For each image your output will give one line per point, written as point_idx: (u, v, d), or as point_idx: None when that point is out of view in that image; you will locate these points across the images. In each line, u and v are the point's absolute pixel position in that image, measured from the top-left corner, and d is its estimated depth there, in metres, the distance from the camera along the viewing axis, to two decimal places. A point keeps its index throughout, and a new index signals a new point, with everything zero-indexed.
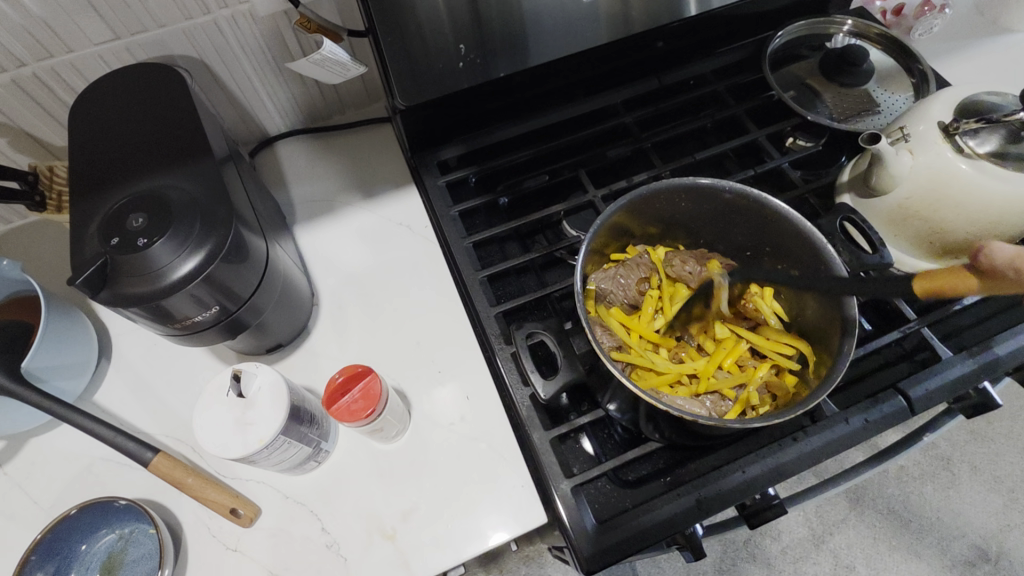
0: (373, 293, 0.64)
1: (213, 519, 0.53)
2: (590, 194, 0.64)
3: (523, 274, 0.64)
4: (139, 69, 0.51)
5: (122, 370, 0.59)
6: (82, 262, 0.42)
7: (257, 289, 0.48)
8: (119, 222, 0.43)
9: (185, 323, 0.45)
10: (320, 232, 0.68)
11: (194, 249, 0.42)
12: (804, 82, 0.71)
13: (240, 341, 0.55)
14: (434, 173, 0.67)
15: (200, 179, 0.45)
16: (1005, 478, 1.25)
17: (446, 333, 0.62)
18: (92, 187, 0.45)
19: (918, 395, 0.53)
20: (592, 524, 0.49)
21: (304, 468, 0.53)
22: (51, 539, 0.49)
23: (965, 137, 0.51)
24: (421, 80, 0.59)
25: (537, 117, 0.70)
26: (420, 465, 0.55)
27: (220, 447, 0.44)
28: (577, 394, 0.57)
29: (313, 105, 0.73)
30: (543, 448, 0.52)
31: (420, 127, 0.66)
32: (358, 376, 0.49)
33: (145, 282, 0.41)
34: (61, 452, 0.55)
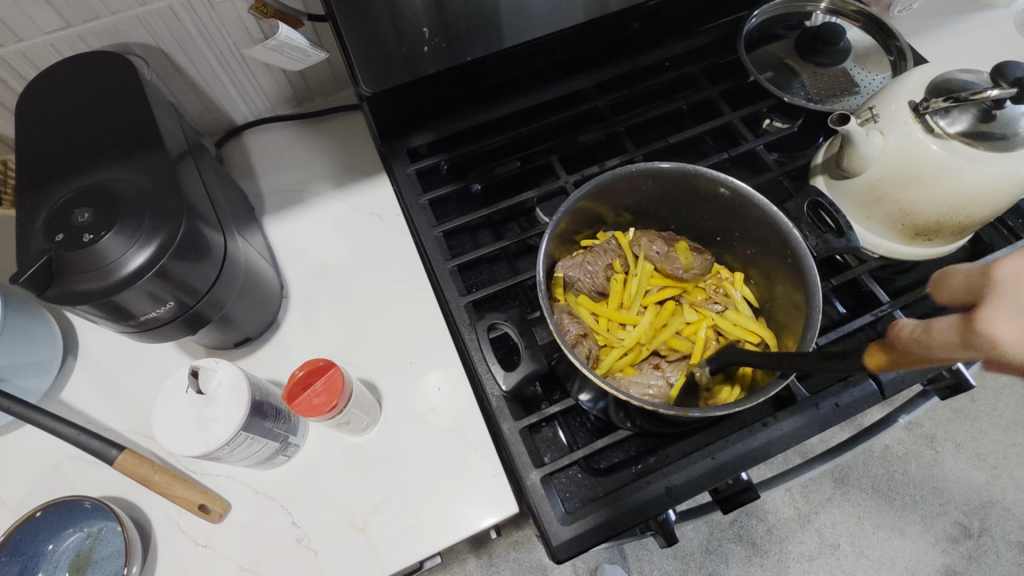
0: (342, 284, 0.63)
1: (182, 515, 0.52)
2: (562, 180, 0.63)
3: (496, 263, 0.63)
4: (88, 58, 0.49)
5: (89, 367, 0.58)
6: (29, 259, 0.41)
7: (217, 283, 0.48)
8: (67, 217, 0.41)
9: (141, 320, 0.44)
10: (289, 223, 0.67)
11: (144, 243, 0.41)
12: (781, 62, 0.69)
13: (206, 335, 0.54)
14: (404, 160, 0.65)
15: (151, 171, 0.44)
16: (988, 455, 1.27)
17: (417, 324, 0.61)
18: (39, 182, 0.44)
19: (888, 378, 0.53)
20: (561, 513, 0.49)
21: (273, 462, 0.53)
22: (16, 539, 0.49)
23: (935, 116, 0.50)
24: (387, 66, 0.57)
25: (510, 102, 0.68)
26: (391, 457, 0.55)
27: (180, 444, 0.43)
28: (549, 382, 0.57)
29: (281, 93, 0.71)
30: (513, 438, 0.52)
31: (388, 114, 0.64)
32: (321, 369, 0.48)
33: (94, 279, 0.40)
34: (26, 451, 0.54)
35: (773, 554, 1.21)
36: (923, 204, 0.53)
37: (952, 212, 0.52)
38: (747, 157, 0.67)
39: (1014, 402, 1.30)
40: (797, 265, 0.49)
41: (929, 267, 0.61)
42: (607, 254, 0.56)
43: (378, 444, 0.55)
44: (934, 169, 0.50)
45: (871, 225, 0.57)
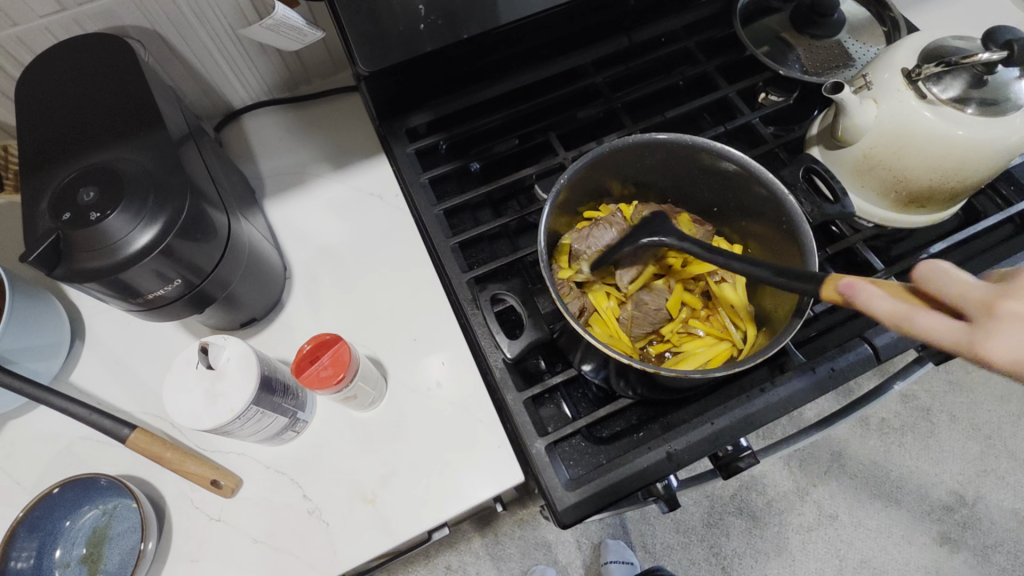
0: (344, 265, 0.64)
1: (195, 491, 0.54)
2: (560, 156, 0.64)
3: (496, 240, 0.64)
4: (84, 39, 0.49)
5: (97, 349, 0.59)
6: (35, 238, 0.41)
7: (221, 262, 0.48)
8: (72, 197, 0.42)
9: (149, 298, 0.45)
10: (291, 205, 0.67)
11: (149, 221, 0.42)
12: (777, 36, 0.69)
13: (212, 316, 0.55)
14: (403, 140, 0.66)
15: (152, 150, 0.45)
16: (982, 426, 1.29)
17: (420, 301, 0.62)
18: (42, 163, 0.45)
19: (883, 342, 0.54)
20: (566, 479, 0.51)
21: (283, 438, 0.54)
22: (33, 517, 0.50)
23: (928, 83, 0.50)
24: (383, 44, 0.57)
25: (507, 80, 0.68)
26: (399, 431, 0.56)
27: (191, 418, 0.44)
28: (551, 354, 0.58)
29: (276, 74, 0.71)
30: (517, 409, 0.53)
31: (386, 94, 0.64)
32: (327, 343, 0.49)
33: (101, 256, 0.41)
34: (39, 433, 0.55)
35: (773, 526, 1.23)
36: (917, 170, 0.53)
37: (946, 178, 0.53)
38: (744, 130, 0.67)
39: None
40: (793, 235, 0.50)
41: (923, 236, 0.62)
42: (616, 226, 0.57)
43: (386, 419, 0.57)
44: (928, 135, 0.51)
45: (866, 193, 0.58)
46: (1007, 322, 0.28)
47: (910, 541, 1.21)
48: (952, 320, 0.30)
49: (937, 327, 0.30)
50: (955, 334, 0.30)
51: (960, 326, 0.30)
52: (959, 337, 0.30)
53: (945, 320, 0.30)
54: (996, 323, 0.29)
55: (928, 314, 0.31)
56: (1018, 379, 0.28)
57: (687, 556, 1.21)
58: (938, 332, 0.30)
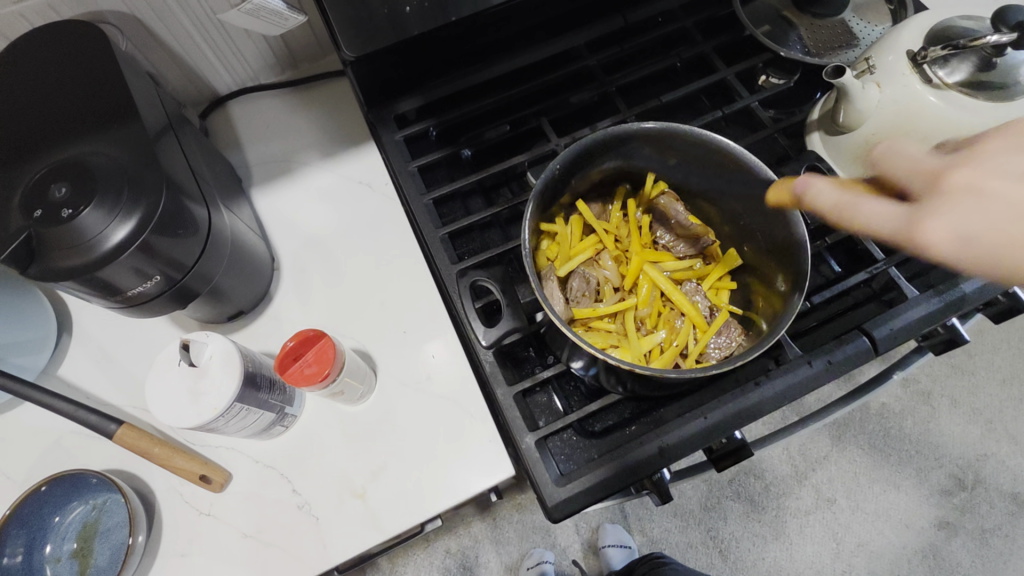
0: (334, 256, 0.63)
1: (185, 485, 0.53)
2: (552, 143, 0.62)
3: (488, 229, 0.63)
4: (55, 27, 0.48)
5: (84, 344, 0.59)
6: (7, 236, 0.40)
7: (202, 257, 0.47)
8: (43, 193, 0.41)
9: (128, 296, 0.44)
10: (278, 194, 0.66)
11: (123, 217, 0.41)
12: (778, 15, 0.67)
13: (198, 310, 0.54)
14: (392, 127, 0.64)
15: (126, 143, 0.43)
16: (983, 410, 1.28)
17: (410, 292, 0.61)
18: (13, 157, 0.43)
19: (882, 334, 0.53)
20: (557, 475, 0.50)
21: (272, 433, 0.54)
22: (23, 512, 0.50)
23: (933, 67, 0.48)
24: (366, 28, 0.55)
25: (498, 63, 0.66)
26: (389, 425, 0.56)
27: (173, 416, 0.44)
28: (542, 346, 0.57)
29: (261, 58, 0.69)
30: (507, 403, 0.52)
31: (372, 79, 0.62)
32: (311, 340, 0.48)
33: (74, 253, 0.40)
34: (27, 427, 0.55)
35: (771, 510, 1.23)
36: None
37: None
38: (743, 114, 0.65)
39: (1011, 357, 1.31)
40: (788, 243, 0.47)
41: None
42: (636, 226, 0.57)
43: (375, 412, 0.56)
44: (933, 120, 0.49)
45: None
46: (953, 203, 0.37)
47: (908, 524, 1.21)
48: (886, 208, 0.38)
49: (878, 219, 0.38)
50: (893, 224, 0.38)
51: (900, 215, 0.38)
52: (891, 224, 0.38)
53: (885, 208, 0.38)
54: (935, 209, 0.37)
55: (870, 202, 0.38)
56: (954, 257, 0.37)
57: (685, 539, 1.22)
58: (878, 222, 0.38)
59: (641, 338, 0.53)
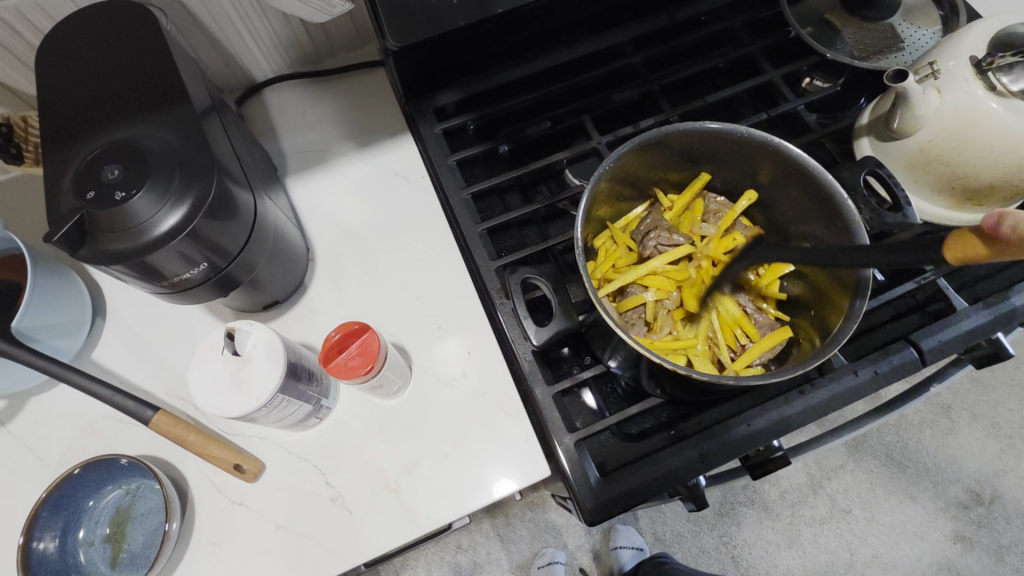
0: (370, 248, 0.62)
1: (217, 474, 0.53)
2: (594, 141, 0.61)
3: (525, 227, 0.62)
4: (107, 8, 0.47)
5: (118, 328, 0.58)
6: (57, 218, 0.40)
7: (247, 245, 0.47)
8: (95, 175, 0.41)
9: (174, 281, 0.43)
10: (314, 185, 0.65)
11: (175, 203, 0.40)
12: (823, 18, 0.66)
13: (235, 298, 0.54)
14: (431, 120, 0.63)
15: (177, 128, 0.43)
16: (1003, 425, 1.27)
17: (446, 287, 0.60)
18: (64, 138, 0.43)
19: (930, 346, 0.52)
20: (595, 477, 0.49)
21: (306, 424, 0.53)
22: (58, 495, 0.49)
23: (999, 74, 0.47)
24: (411, 18, 0.54)
25: (540, 58, 0.65)
26: (423, 420, 0.55)
27: (216, 405, 0.43)
28: (578, 345, 0.56)
29: (299, 45, 0.68)
30: (545, 403, 0.51)
31: (414, 70, 0.61)
32: (356, 333, 0.47)
33: (125, 236, 0.40)
34: (60, 410, 0.55)
35: (785, 518, 1.22)
36: (977, 167, 0.50)
37: (1009, 176, 0.50)
38: (787, 117, 0.64)
39: None
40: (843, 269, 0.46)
41: None
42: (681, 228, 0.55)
43: (410, 407, 0.55)
44: (994, 129, 0.48)
45: (918, 189, 0.55)
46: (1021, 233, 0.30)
47: (924, 537, 1.20)
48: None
49: None
50: None
51: None
52: None
53: None
54: None
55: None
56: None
57: (697, 544, 1.21)
58: None
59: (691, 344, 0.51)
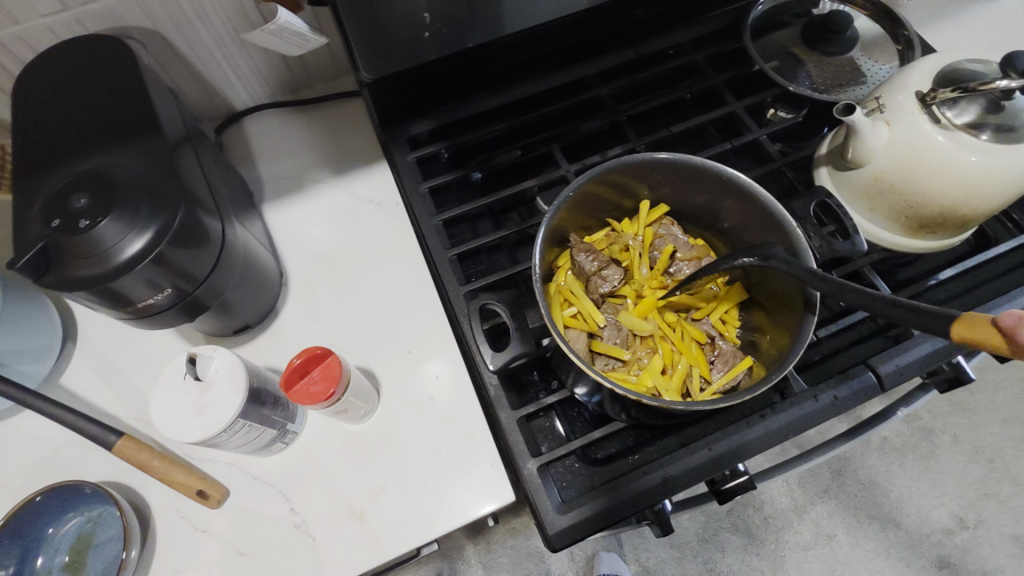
0: (342, 272, 0.63)
1: (181, 500, 0.53)
2: (563, 169, 0.63)
3: (496, 252, 0.63)
4: (85, 42, 0.49)
5: (88, 352, 0.59)
6: (25, 244, 0.41)
7: (213, 271, 0.47)
8: (62, 203, 0.41)
9: (139, 307, 0.44)
10: (289, 210, 0.66)
11: (140, 230, 0.41)
12: (788, 51, 0.68)
13: (205, 322, 0.54)
14: (405, 148, 0.65)
15: (147, 157, 0.44)
16: (984, 448, 1.27)
17: (416, 311, 0.61)
18: (35, 167, 0.44)
19: (888, 370, 0.53)
20: (558, 502, 0.49)
21: (271, 450, 0.53)
22: (17, 522, 0.49)
23: (942, 107, 0.49)
24: (384, 51, 0.56)
25: (511, 89, 0.67)
26: (391, 444, 0.55)
27: (178, 430, 0.43)
28: (546, 370, 0.57)
29: (279, 76, 0.70)
30: (510, 427, 0.51)
31: (388, 100, 0.63)
32: (317, 357, 0.48)
33: (89, 263, 0.40)
34: (25, 435, 0.55)
35: (769, 544, 1.22)
36: (927, 197, 0.52)
37: (958, 207, 0.52)
38: (750, 147, 0.66)
39: (1013, 396, 1.30)
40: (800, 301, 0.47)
41: (930, 261, 0.61)
42: (631, 247, 0.56)
43: (377, 431, 0.56)
44: (940, 162, 0.49)
45: (875, 216, 0.57)
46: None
47: (908, 563, 1.19)
48: None
49: None
50: None
51: None
52: None
53: None
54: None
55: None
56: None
57: (680, 571, 1.20)
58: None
59: (654, 364, 0.52)
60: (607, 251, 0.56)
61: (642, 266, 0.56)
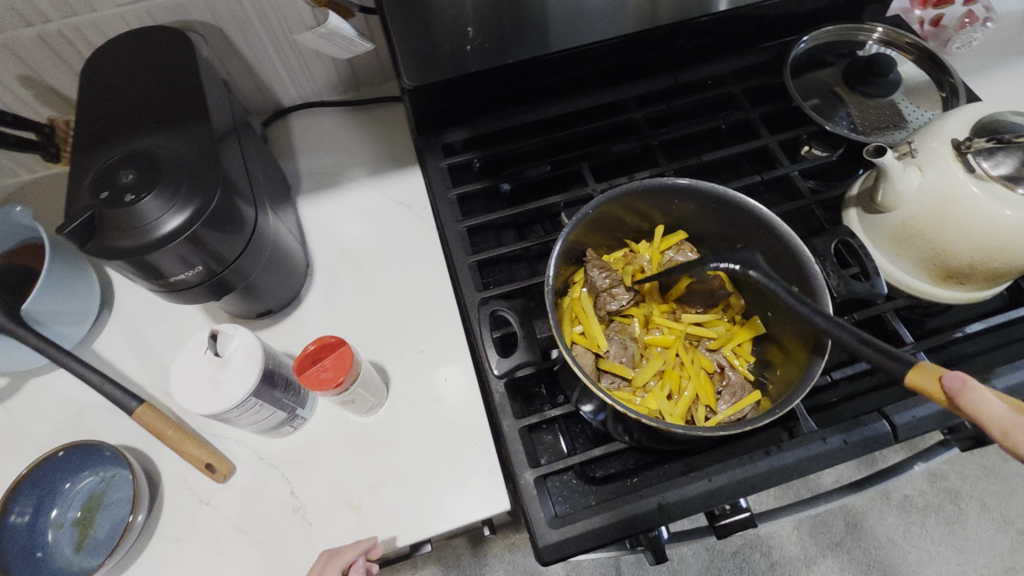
0: (366, 268, 0.65)
1: (189, 472, 0.55)
2: (590, 188, 0.64)
3: (516, 263, 0.64)
4: (149, 33, 0.52)
5: (121, 322, 0.62)
6: (75, 212, 0.44)
7: (243, 254, 0.50)
8: (112, 177, 0.44)
9: (170, 282, 0.46)
10: (323, 205, 0.69)
11: (179, 208, 0.44)
12: (830, 90, 0.68)
13: (231, 303, 0.57)
14: (438, 155, 0.67)
15: (194, 142, 0.47)
16: (1015, 519, 1.20)
17: (432, 313, 0.62)
18: (91, 143, 0.47)
19: (903, 420, 0.52)
20: (551, 515, 0.49)
21: (279, 432, 0.55)
22: (38, 474, 0.51)
23: (977, 158, 0.48)
24: (426, 60, 0.59)
25: (547, 107, 0.69)
26: (395, 441, 0.56)
27: (194, 401, 0.45)
28: (553, 384, 0.57)
29: (326, 77, 0.74)
30: (511, 435, 0.52)
31: (426, 108, 0.66)
32: (331, 346, 0.50)
33: (129, 235, 0.43)
34: (55, 393, 0.58)
35: None
36: (957, 246, 0.51)
37: (989, 260, 0.50)
38: (781, 182, 0.66)
39: None
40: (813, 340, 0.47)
41: (960, 313, 0.59)
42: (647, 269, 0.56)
43: (382, 426, 0.57)
44: (972, 212, 0.49)
45: (902, 262, 0.56)
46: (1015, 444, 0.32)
47: None
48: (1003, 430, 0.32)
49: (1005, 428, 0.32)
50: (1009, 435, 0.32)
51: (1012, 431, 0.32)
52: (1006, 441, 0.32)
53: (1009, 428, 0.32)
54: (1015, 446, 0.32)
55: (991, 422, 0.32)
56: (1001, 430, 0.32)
57: None
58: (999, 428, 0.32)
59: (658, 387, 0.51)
60: (621, 270, 0.56)
61: (655, 290, 0.55)
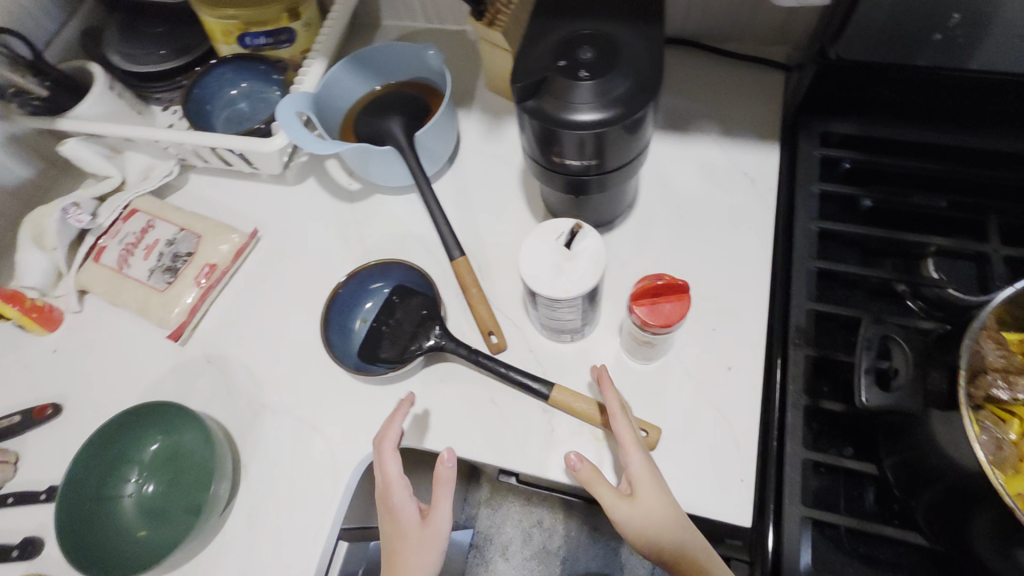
0: (685, 224, 0.63)
1: (468, 333, 0.59)
2: (989, 247, 0.52)
3: (851, 288, 0.56)
4: None
5: (457, 179, 0.67)
6: (531, 67, 0.47)
7: (621, 168, 0.50)
8: (571, 49, 0.46)
9: (556, 161, 0.48)
10: (665, 146, 0.67)
11: (612, 101, 0.44)
12: None
13: (565, 204, 0.58)
14: (814, 142, 0.60)
15: (647, 42, 0.47)
16: None
17: (737, 299, 0.58)
18: (551, 14, 0.50)
19: None
20: (806, 564, 0.45)
21: (558, 338, 0.57)
22: (367, 273, 0.60)
23: None
24: (868, 40, 0.51)
25: (975, 134, 0.57)
26: (654, 402, 0.55)
27: (537, 279, 0.47)
28: (844, 435, 0.50)
29: (721, 21, 0.68)
30: (793, 461, 0.47)
31: (831, 89, 0.59)
32: (675, 289, 0.46)
33: (561, 106, 0.45)
34: (393, 215, 0.66)
35: None
36: None
37: None
38: None
39: None
40: None
41: None
42: None
43: (648, 380, 0.56)
44: None
45: None
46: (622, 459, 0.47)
47: None
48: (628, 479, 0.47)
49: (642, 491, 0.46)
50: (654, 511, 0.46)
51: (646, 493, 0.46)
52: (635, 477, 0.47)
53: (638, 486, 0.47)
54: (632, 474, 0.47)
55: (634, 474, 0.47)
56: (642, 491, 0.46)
57: None
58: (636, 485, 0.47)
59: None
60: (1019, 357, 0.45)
61: None
